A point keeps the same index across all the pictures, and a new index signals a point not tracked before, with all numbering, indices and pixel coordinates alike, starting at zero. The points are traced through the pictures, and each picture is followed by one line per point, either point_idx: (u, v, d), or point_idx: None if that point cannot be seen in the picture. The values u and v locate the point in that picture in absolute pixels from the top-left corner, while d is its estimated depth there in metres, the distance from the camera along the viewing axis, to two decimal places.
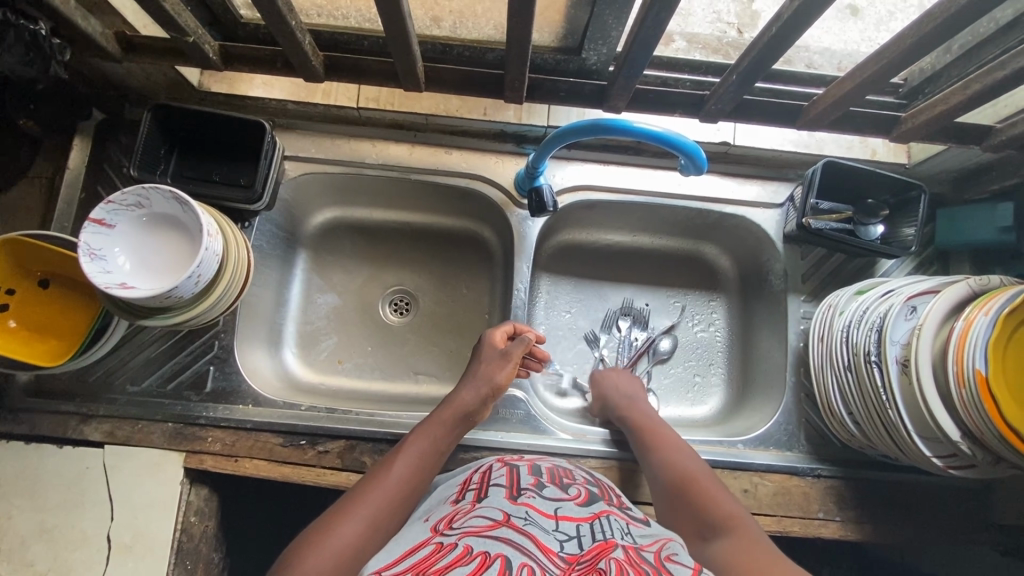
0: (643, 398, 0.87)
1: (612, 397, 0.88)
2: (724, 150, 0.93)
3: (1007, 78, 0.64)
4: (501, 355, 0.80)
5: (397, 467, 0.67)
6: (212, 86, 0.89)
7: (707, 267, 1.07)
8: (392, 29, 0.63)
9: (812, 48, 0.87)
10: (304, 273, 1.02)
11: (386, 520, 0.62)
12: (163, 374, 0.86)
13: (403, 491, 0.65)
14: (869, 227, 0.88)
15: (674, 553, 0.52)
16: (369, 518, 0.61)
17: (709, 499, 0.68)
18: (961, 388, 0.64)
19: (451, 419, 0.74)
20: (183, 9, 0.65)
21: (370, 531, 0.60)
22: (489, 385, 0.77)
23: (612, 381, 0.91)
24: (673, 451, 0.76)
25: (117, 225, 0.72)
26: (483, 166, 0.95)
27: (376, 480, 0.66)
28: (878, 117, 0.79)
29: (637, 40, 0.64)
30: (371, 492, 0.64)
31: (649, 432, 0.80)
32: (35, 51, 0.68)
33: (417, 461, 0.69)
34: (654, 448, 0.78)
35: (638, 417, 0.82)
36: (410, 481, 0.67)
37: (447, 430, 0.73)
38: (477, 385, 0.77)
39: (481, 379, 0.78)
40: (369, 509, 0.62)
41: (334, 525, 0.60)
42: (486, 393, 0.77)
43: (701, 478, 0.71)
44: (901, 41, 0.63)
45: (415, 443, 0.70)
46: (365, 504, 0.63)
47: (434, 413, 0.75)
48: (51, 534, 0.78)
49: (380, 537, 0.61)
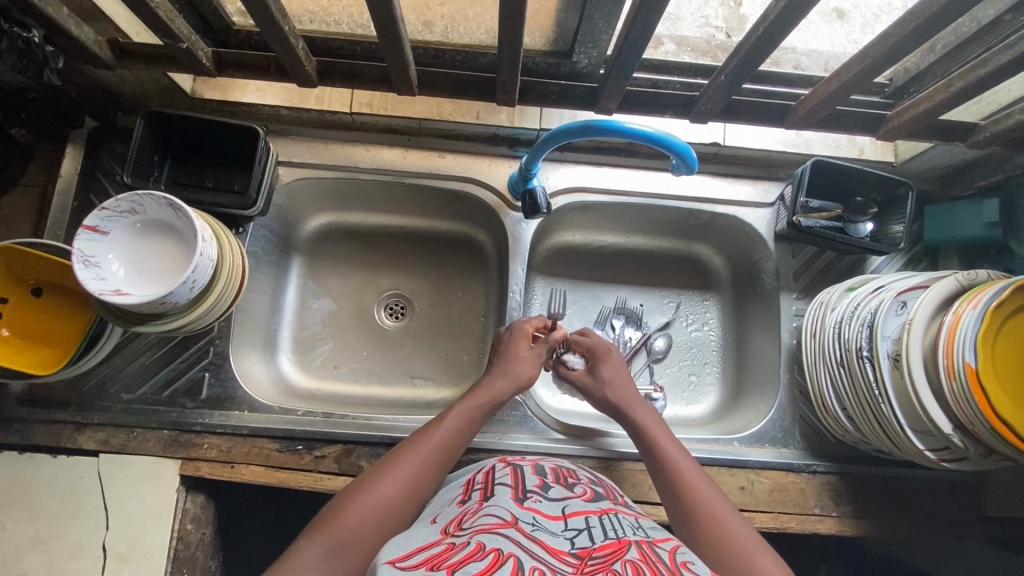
0: (659, 421, 0.77)
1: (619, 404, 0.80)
2: (715, 151, 0.94)
3: (988, 76, 0.66)
4: (534, 356, 0.83)
5: (436, 440, 0.68)
6: (205, 93, 0.90)
7: (700, 267, 1.07)
8: (386, 35, 0.64)
9: (799, 50, 0.88)
10: (298, 279, 1.02)
11: (422, 486, 0.63)
12: (158, 382, 0.85)
13: (441, 460, 0.67)
14: (857, 225, 0.90)
15: (692, 560, 0.50)
16: (407, 482, 0.62)
17: (734, 551, 0.58)
18: (952, 381, 0.65)
19: (486, 405, 0.75)
20: (176, 16, 0.66)
21: (409, 492, 0.62)
22: (522, 379, 0.80)
23: (619, 383, 0.83)
24: (696, 488, 0.66)
25: (111, 232, 0.72)
26: (476, 169, 0.96)
27: (412, 449, 0.66)
28: (864, 116, 0.80)
29: (627, 42, 0.64)
30: (409, 458, 0.65)
31: (667, 463, 0.70)
32: (28, 59, 0.69)
33: (455, 434, 0.69)
34: (672, 483, 0.68)
35: (657, 447, 0.72)
36: (450, 452, 0.68)
37: (484, 414, 0.74)
38: (511, 377, 0.79)
39: (515, 372, 0.80)
40: (407, 472, 0.63)
41: (372, 486, 0.61)
42: (519, 386, 0.79)
43: (725, 524, 0.61)
44: (883, 41, 0.64)
45: (453, 419, 0.71)
46: (406, 465, 0.64)
47: (470, 396, 0.75)
48: (45, 544, 0.77)
49: (419, 497, 0.62)
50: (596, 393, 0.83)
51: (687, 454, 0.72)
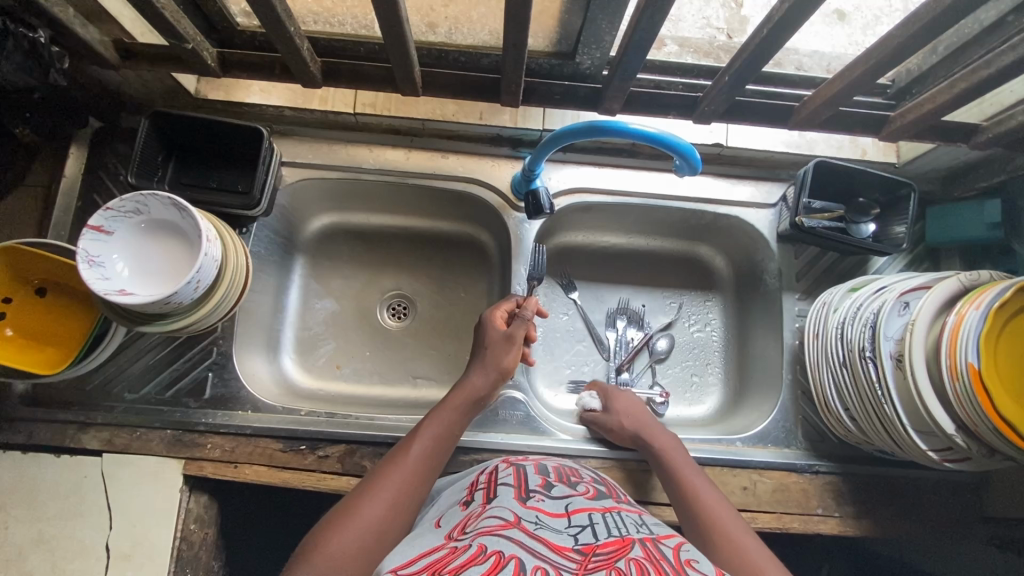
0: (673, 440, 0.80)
1: (635, 428, 0.81)
2: (718, 151, 0.95)
3: (992, 76, 0.66)
4: (505, 338, 0.79)
5: (414, 451, 0.67)
6: (209, 93, 0.90)
7: (702, 267, 1.08)
8: (391, 36, 0.64)
9: (801, 51, 0.89)
10: (301, 279, 1.02)
11: (407, 501, 0.62)
12: (161, 382, 0.86)
13: (423, 469, 0.66)
14: (860, 225, 0.89)
15: (695, 558, 0.50)
16: (390, 499, 0.61)
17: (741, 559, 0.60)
18: (955, 382, 0.65)
19: (464, 404, 0.74)
20: (181, 16, 0.66)
21: (391, 513, 0.60)
22: (498, 370, 0.78)
23: (631, 411, 0.84)
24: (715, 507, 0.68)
25: (116, 231, 0.72)
26: (479, 170, 0.96)
27: (392, 466, 0.65)
28: (867, 117, 0.80)
29: (632, 43, 0.65)
30: (389, 474, 0.64)
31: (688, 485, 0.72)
32: (34, 59, 0.69)
33: (433, 443, 0.68)
34: (690, 504, 0.70)
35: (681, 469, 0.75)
36: (430, 459, 0.67)
37: (460, 415, 0.73)
38: (485, 371, 0.77)
39: (490, 364, 0.78)
40: (387, 491, 0.62)
41: (353, 510, 0.60)
42: (496, 378, 0.77)
43: (734, 532, 0.64)
44: (887, 41, 0.64)
45: (430, 427, 0.70)
46: (385, 485, 0.63)
47: (445, 399, 0.74)
48: (48, 544, 0.77)
49: (405, 514, 0.61)
50: (611, 425, 0.84)
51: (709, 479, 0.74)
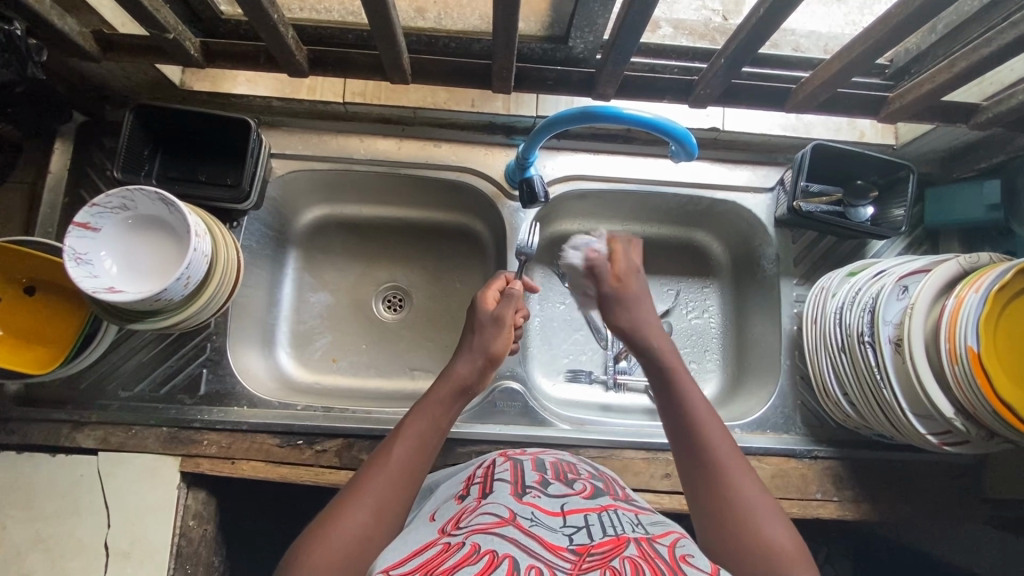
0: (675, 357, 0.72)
1: (631, 332, 0.73)
2: (714, 136, 0.93)
3: (993, 55, 0.64)
4: (493, 320, 0.76)
5: (397, 451, 0.64)
6: (195, 84, 0.87)
7: (699, 253, 1.07)
8: (377, 21, 0.63)
9: (798, 31, 0.86)
10: (294, 273, 1.01)
11: (391, 507, 0.60)
12: (154, 379, 0.85)
13: (409, 473, 0.63)
14: (857, 209, 0.88)
15: (689, 552, 0.50)
16: (374, 506, 0.59)
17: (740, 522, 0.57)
18: (954, 365, 0.65)
19: (450, 395, 0.71)
20: (161, 5, 0.64)
21: (375, 519, 0.59)
22: (486, 356, 0.74)
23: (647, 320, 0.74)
24: (714, 445, 0.62)
25: (102, 228, 0.70)
26: (473, 159, 0.94)
27: (374, 472, 0.63)
28: (864, 99, 0.79)
29: (624, 25, 0.63)
30: (373, 477, 0.62)
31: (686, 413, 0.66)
32: (10, 52, 0.67)
33: (418, 439, 0.66)
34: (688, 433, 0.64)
35: (677, 391, 0.67)
36: (414, 457, 0.65)
37: (446, 407, 0.70)
38: (472, 357, 0.74)
39: (477, 350, 0.75)
40: (372, 497, 0.60)
41: (336, 518, 0.58)
42: (483, 364, 0.74)
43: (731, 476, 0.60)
44: (885, 21, 0.63)
45: (415, 424, 0.67)
46: (369, 490, 0.61)
47: (431, 391, 0.72)
48: (46, 543, 0.77)
49: (390, 520, 0.59)
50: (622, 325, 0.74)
51: (705, 400, 0.67)
